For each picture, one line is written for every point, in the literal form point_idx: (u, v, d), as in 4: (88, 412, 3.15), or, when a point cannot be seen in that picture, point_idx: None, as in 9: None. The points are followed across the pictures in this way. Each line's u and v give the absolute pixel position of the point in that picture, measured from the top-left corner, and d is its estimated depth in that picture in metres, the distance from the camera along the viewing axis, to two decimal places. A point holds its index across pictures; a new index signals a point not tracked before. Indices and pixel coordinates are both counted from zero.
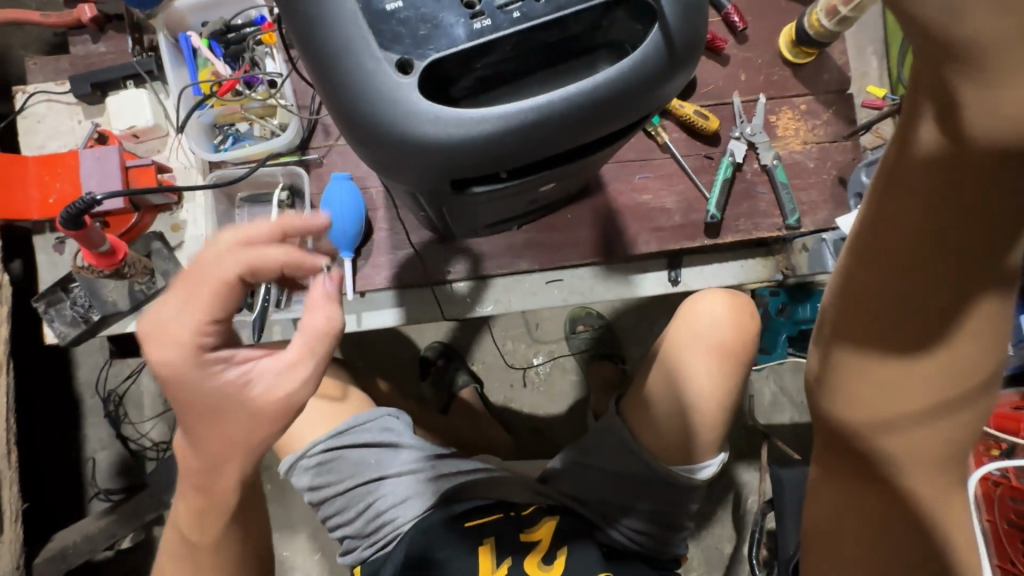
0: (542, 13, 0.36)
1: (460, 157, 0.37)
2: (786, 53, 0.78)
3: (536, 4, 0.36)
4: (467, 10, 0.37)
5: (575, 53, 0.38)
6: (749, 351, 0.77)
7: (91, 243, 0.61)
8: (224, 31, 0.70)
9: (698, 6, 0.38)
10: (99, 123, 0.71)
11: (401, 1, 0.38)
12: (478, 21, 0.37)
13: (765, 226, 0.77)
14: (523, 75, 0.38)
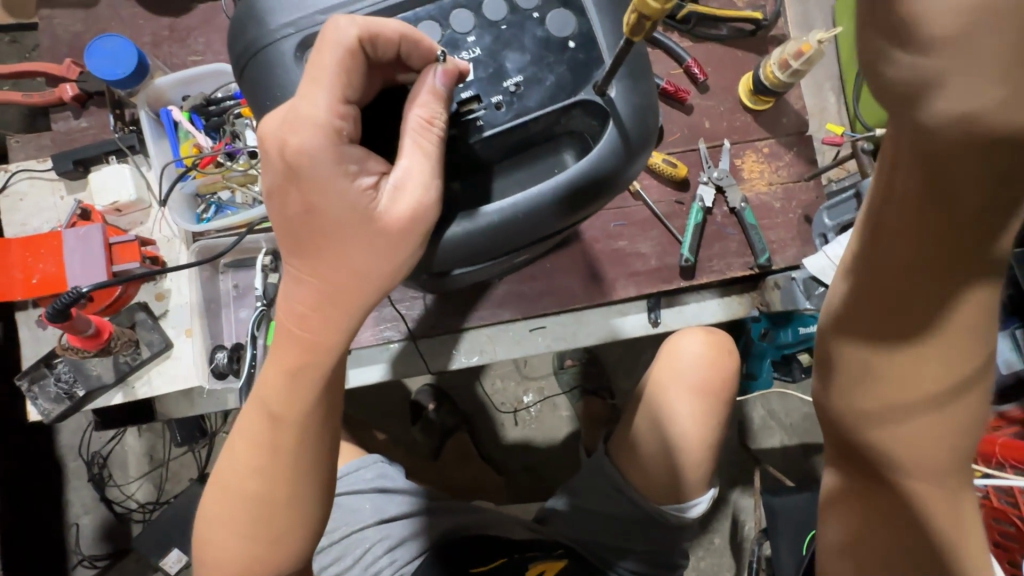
0: (503, 120, 0.41)
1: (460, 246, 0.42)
2: (746, 101, 0.82)
3: (498, 112, 0.41)
4: None
5: (538, 146, 0.43)
6: (729, 388, 0.79)
7: (76, 330, 0.63)
8: (204, 105, 0.73)
9: (652, 105, 0.42)
10: (81, 199, 0.72)
11: None
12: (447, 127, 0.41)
13: (737, 265, 0.80)
14: (495, 169, 0.43)
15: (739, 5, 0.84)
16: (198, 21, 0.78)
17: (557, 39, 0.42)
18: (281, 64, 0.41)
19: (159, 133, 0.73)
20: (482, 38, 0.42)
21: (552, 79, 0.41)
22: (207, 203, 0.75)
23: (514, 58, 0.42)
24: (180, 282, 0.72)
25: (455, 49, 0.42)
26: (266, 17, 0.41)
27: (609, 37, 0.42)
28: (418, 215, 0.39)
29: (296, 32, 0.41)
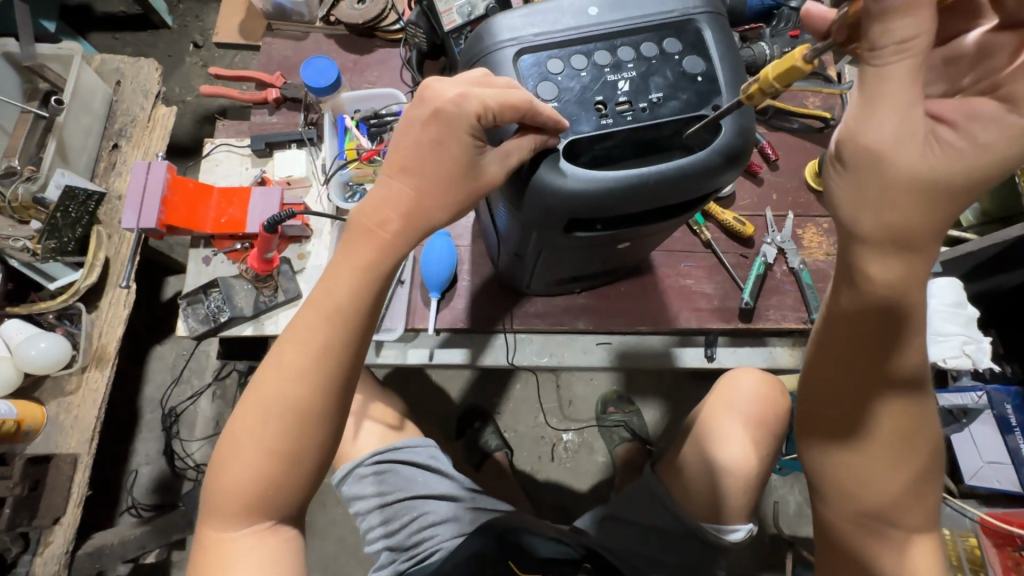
0: (644, 121, 0.52)
1: (585, 205, 0.51)
2: (811, 181, 0.95)
3: (641, 113, 0.52)
4: (597, 112, 0.52)
5: (659, 148, 0.54)
6: (777, 427, 0.86)
7: (263, 250, 0.80)
8: (373, 118, 0.91)
9: (749, 128, 0.53)
10: (263, 171, 0.91)
11: (555, 101, 0.52)
12: (603, 119, 0.52)
13: (793, 318, 0.89)
14: (623, 158, 0.53)
15: (811, 107, 1.00)
16: (377, 60, 1.01)
17: (691, 78, 0.54)
18: (499, 65, 0.53)
19: (332, 132, 0.91)
20: (638, 66, 0.54)
21: (680, 103, 0.53)
22: (353, 191, 0.92)
23: (658, 83, 0.53)
24: (320, 246, 0.88)
25: (616, 72, 0.53)
26: (492, 37, 0.53)
27: (730, 86, 0.54)
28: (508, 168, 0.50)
29: (515, 47, 0.53)
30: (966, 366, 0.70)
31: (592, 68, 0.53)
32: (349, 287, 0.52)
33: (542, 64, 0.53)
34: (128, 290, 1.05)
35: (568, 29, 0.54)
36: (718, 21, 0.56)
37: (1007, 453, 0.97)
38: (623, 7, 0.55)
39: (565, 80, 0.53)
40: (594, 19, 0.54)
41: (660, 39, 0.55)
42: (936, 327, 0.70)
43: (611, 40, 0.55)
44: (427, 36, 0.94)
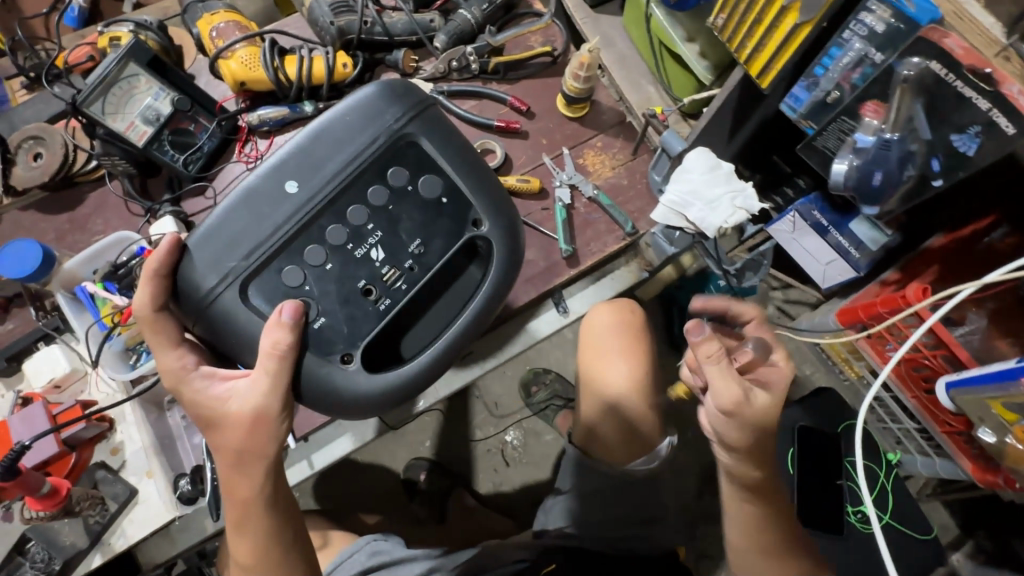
0: (415, 285, 0.59)
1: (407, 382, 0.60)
2: (565, 112, 0.98)
3: (412, 274, 0.59)
4: (370, 300, 0.58)
5: (438, 285, 0.63)
6: (644, 340, 0.90)
7: (32, 489, 0.67)
8: (111, 270, 0.81)
9: (501, 213, 0.63)
10: (20, 390, 0.78)
11: (323, 316, 0.58)
12: (381, 303, 0.59)
13: (612, 241, 0.92)
14: (420, 309, 0.63)
15: (535, 45, 1.03)
16: (94, 206, 0.90)
17: (405, 222, 0.60)
18: (225, 305, 0.55)
19: (78, 307, 0.81)
20: (356, 242, 0.58)
21: (410, 261, 0.59)
22: (138, 352, 0.81)
23: (378, 253, 0.59)
24: (129, 430, 0.77)
25: (339, 256, 0.58)
26: (203, 279, 0.55)
27: (445, 220, 0.60)
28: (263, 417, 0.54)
29: (230, 275, 0.55)
30: (745, 217, 0.75)
31: (316, 264, 0.57)
32: (251, 548, 0.56)
33: (264, 273, 0.57)
34: None
35: (271, 234, 0.56)
36: (401, 149, 0.59)
37: (833, 250, 1.07)
38: (312, 176, 0.56)
39: (300, 286, 0.57)
40: (295, 207, 0.56)
41: (356, 196, 0.58)
42: (708, 196, 0.75)
43: (316, 221, 0.57)
44: (127, 160, 0.85)
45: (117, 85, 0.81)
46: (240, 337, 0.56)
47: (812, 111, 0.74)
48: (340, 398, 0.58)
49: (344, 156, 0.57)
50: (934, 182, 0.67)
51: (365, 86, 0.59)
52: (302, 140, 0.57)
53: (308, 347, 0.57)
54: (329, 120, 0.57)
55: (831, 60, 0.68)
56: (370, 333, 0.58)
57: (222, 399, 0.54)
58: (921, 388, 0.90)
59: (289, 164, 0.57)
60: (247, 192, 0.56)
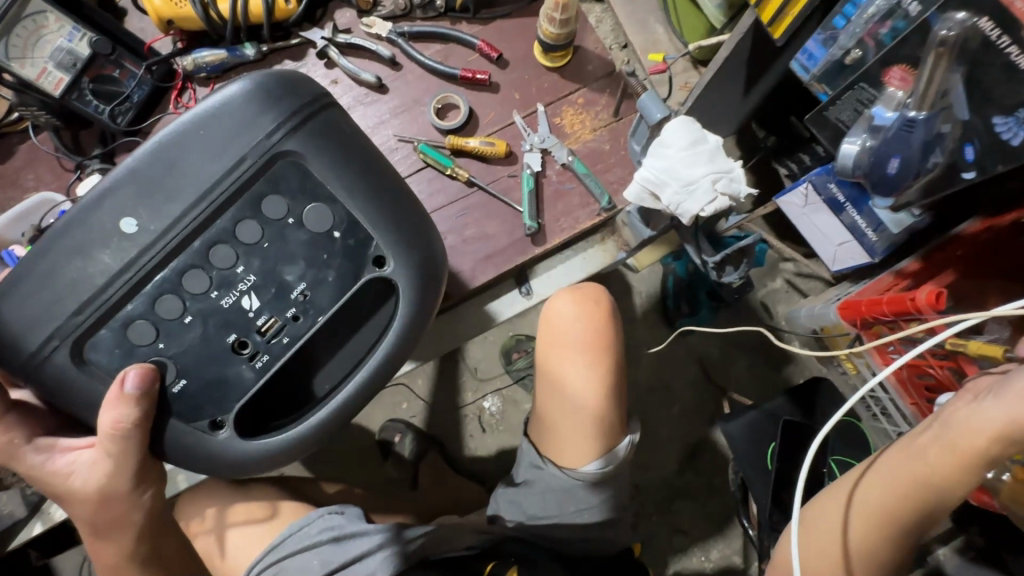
0: (300, 337, 0.54)
1: (301, 442, 0.56)
2: (544, 61, 0.84)
3: (295, 326, 0.54)
4: (244, 355, 0.54)
5: (337, 330, 0.57)
6: (610, 334, 0.80)
7: None
8: (35, 234, 0.75)
9: (407, 244, 0.55)
10: None
11: (183, 377, 0.54)
12: (257, 359, 0.54)
13: (585, 216, 0.81)
14: (316, 359, 0.57)
15: None
16: (24, 161, 0.83)
17: (282, 263, 0.54)
18: (61, 369, 0.51)
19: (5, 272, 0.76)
20: (222, 289, 0.53)
21: (292, 309, 0.54)
22: None
23: (250, 301, 0.54)
24: None
25: (199, 305, 0.53)
26: (30, 335, 0.50)
27: (335, 256, 0.54)
28: (109, 486, 0.56)
29: (64, 334, 0.51)
30: (727, 204, 0.64)
31: (172, 317, 0.53)
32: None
33: (108, 330, 0.52)
34: None
35: (111, 282, 0.51)
36: (273, 172, 0.53)
37: (848, 230, 0.93)
38: (157, 212, 0.51)
39: (155, 343, 0.53)
40: (140, 248, 0.51)
41: (216, 233, 0.53)
42: (684, 175, 0.62)
43: (170, 265, 0.52)
44: (49, 112, 0.78)
45: (22, 24, 0.72)
46: (83, 403, 0.53)
47: (827, 73, 0.61)
48: (214, 462, 0.55)
49: (197, 192, 0.51)
50: (964, 173, 0.56)
51: (218, 93, 0.52)
52: (143, 168, 0.51)
53: (172, 411, 0.54)
54: (176, 141, 0.51)
55: (855, 9, 0.55)
56: (247, 393, 0.54)
57: (63, 475, 0.56)
58: (923, 395, 0.81)
59: (130, 203, 0.51)
60: (81, 238, 0.50)
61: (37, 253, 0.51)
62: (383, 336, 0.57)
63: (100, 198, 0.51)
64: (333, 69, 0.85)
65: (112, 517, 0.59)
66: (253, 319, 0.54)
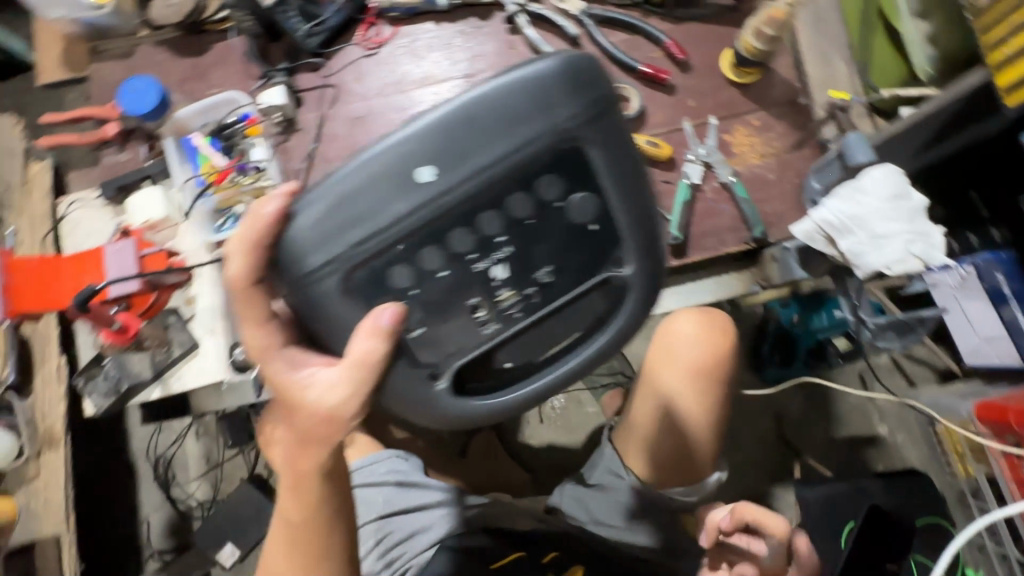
0: (553, 302, 0.47)
1: (512, 406, 0.51)
2: (730, 75, 0.82)
3: (533, 299, 0.47)
4: (479, 319, 0.46)
5: (573, 313, 0.49)
6: (728, 367, 0.78)
7: (105, 323, 0.75)
8: (220, 130, 0.82)
9: (651, 248, 0.47)
10: (123, 221, 0.83)
11: (422, 325, 0.46)
12: (488, 325, 0.47)
13: (732, 241, 0.78)
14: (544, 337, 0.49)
15: None
16: (217, 58, 0.89)
17: (546, 244, 0.45)
18: (316, 294, 0.43)
19: (183, 157, 0.82)
20: (480, 254, 0.44)
21: (535, 289, 0.46)
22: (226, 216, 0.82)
23: (500, 271, 0.44)
24: (204, 287, 0.81)
25: (458, 266, 0.44)
26: (304, 255, 0.42)
27: (588, 250, 0.46)
28: (337, 415, 0.44)
29: (330, 264, 0.42)
30: (918, 269, 0.60)
31: (428, 270, 0.43)
32: (306, 509, 0.51)
33: (366, 269, 0.43)
34: (57, 364, 1.01)
35: (386, 229, 0.41)
36: (560, 154, 0.42)
37: (1003, 326, 0.86)
38: (452, 165, 0.40)
39: (407, 288, 0.44)
40: (423, 201, 0.41)
41: (501, 199, 0.42)
42: (877, 228, 0.59)
43: (444, 221, 0.42)
44: (254, 18, 0.83)
45: None
46: (329, 325, 0.45)
47: None
48: (431, 410, 0.50)
49: (495, 153, 0.40)
50: None
51: (556, 58, 0.41)
52: (450, 114, 0.40)
53: (402, 357, 0.47)
54: (492, 94, 0.40)
55: None
56: (472, 351, 0.48)
57: (299, 386, 0.44)
58: None
59: (425, 145, 0.40)
60: (364, 173, 0.41)
61: (330, 176, 0.42)
62: (583, 340, 0.51)
63: (403, 134, 0.41)
64: (515, 35, 0.86)
65: (321, 439, 0.45)
66: (494, 286, 0.45)
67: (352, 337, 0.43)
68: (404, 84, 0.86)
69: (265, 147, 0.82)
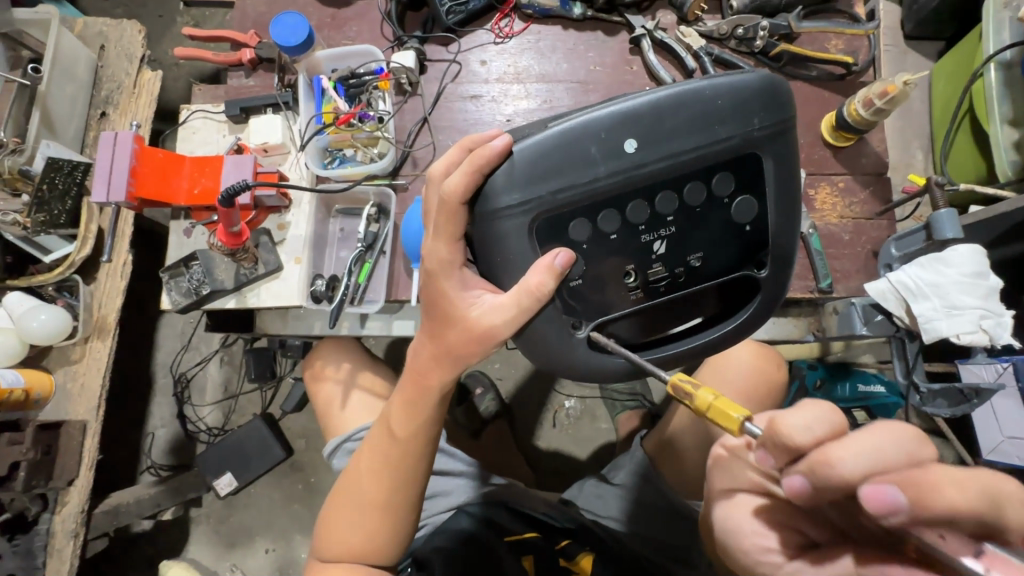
0: (695, 285, 0.54)
1: (627, 376, 0.57)
2: (827, 136, 0.87)
3: (678, 279, 0.54)
4: (630, 284, 0.53)
5: (702, 299, 0.56)
6: (772, 396, 0.82)
7: (228, 223, 0.77)
8: (349, 77, 0.87)
9: (784, 259, 0.54)
10: (239, 139, 0.88)
11: (580, 277, 0.52)
12: (634, 292, 0.53)
13: (798, 287, 0.81)
14: (672, 315, 0.56)
15: (833, 50, 0.91)
16: (355, 13, 0.94)
17: (704, 231, 0.52)
18: (502, 229, 0.50)
19: (309, 95, 0.88)
20: (649, 227, 0.51)
21: (682, 269, 0.53)
22: (333, 157, 0.89)
23: (660, 246, 0.52)
24: (300, 218, 0.86)
25: (628, 233, 0.51)
26: (504, 192, 0.48)
27: (738, 246, 0.53)
28: (493, 331, 0.52)
29: (526, 205, 0.49)
30: (983, 340, 0.70)
31: (604, 230, 0.50)
32: (411, 423, 0.61)
33: (555, 216, 0.49)
34: (124, 261, 1.05)
35: (584, 187, 0.48)
36: (739, 159, 0.50)
37: None
38: (655, 145, 0.47)
39: (582, 242, 0.51)
40: (621, 169, 0.48)
41: (683, 184, 0.49)
42: (953, 300, 0.70)
43: (628, 191, 0.49)
44: None
45: None
46: (500, 259, 0.51)
47: None
48: (561, 361, 0.55)
49: (693, 144, 0.48)
50: None
51: (750, 72, 0.48)
52: (662, 101, 0.47)
53: (556, 301, 0.53)
54: (701, 94, 0.48)
55: None
56: (616, 313, 0.54)
57: (465, 303, 0.53)
58: None
59: (635, 121, 0.47)
60: (577, 134, 0.47)
61: (545, 128, 0.49)
62: (703, 327, 0.58)
63: (615, 110, 0.48)
64: (636, 56, 0.92)
65: (463, 349, 0.55)
66: (652, 258, 0.52)
67: (526, 272, 0.50)
68: (523, 76, 0.92)
69: (390, 103, 0.88)
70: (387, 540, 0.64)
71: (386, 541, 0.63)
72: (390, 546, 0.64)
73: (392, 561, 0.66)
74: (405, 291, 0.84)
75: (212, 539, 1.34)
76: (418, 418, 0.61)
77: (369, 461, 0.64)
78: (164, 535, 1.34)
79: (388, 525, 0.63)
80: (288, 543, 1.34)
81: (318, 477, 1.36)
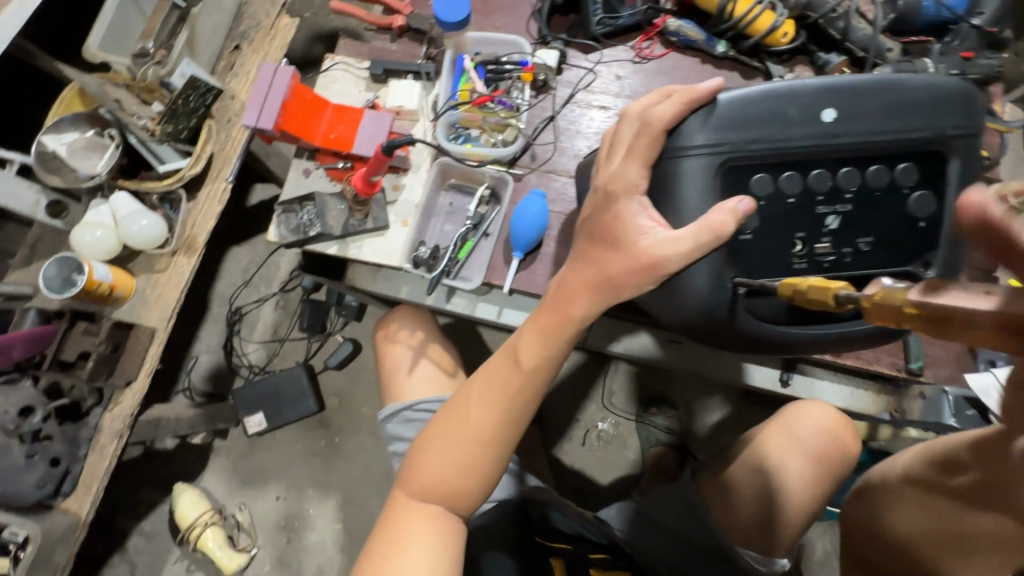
0: (858, 265, 0.60)
1: (764, 342, 0.62)
2: None
3: (844, 258, 0.60)
4: (795, 250, 0.60)
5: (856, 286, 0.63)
6: (843, 464, 0.81)
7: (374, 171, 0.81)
8: (493, 63, 0.91)
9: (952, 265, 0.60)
10: (374, 98, 0.92)
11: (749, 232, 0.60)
12: (797, 259, 0.60)
13: (886, 362, 0.81)
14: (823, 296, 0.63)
15: None
16: (506, 5, 0.98)
17: (876, 215, 0.60)
18: (691, 168, 0.58)
19: (450, 71, 0.91)
20: (827, 200, 0.59)
21: (849, 250, 0.60)
22: (458, 134, 0.91)
23: (832, 221, 0.59)
24: (415, 183, 0.88)
25: (805, 199, 0.59)
26: (705, 131, 0.57)
27: (904, 239, 0.60)
28: (661, 261, 0.56)
29: (720, 146, 0.58)
30: None
31: (785, 190, 0.59)
32: (540, 354, 0.63)
33: (749, 163, 0.58)
34: (225, 187, 1.08)
35: (780, 142, 0.57)
36: (922, 152, 0.59)
37: None
38: (852, 121, 0.57)
39: (761, 198, 0.59)
40: (818, 135, 0.57)
41: (866, 164, 0.58)
42: None
43: (814, 158, 0.58)
44: None
45: None
46: (677, 198, 0.58)
47: None
48: (711, 313, 0.60)
49: (884, 126, 0.57)
50: None
51: (948, 78, 0.58)
52: (866, 85, 0.57)
53: (724, 247, 0.59)
54: (901, 87, 0.58)
55: None
56: (774, 276, 0.60)
57: (637, 232, 0.58)
58: None
59: (838, 96, 0.57)
60: (786, 98, 0.57)
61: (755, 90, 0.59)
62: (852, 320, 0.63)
63: (824, 85, 0.58)
64: None
65: (623, 278, 0.58)
66: (823, 229, 0.60)
67: (709, 211, 0.54)
68: None
69: (526, 94, 0.91)
70: (478, 482, 0.65)
71: (478, 481, 0.65)
72: (479, 486, 0.65)
73: (477, 500, 0.66)
74: (497, 275, 0.84)
75: (228, 474, 1.36)
76: (545, 353, 0.63)
77: (483, 394, 0.65)
78: (184, 458, 1.36)
79: (484, 466, 0.65)
80: (300, 496, 1.35)
81: (342, 438, 1.37)
